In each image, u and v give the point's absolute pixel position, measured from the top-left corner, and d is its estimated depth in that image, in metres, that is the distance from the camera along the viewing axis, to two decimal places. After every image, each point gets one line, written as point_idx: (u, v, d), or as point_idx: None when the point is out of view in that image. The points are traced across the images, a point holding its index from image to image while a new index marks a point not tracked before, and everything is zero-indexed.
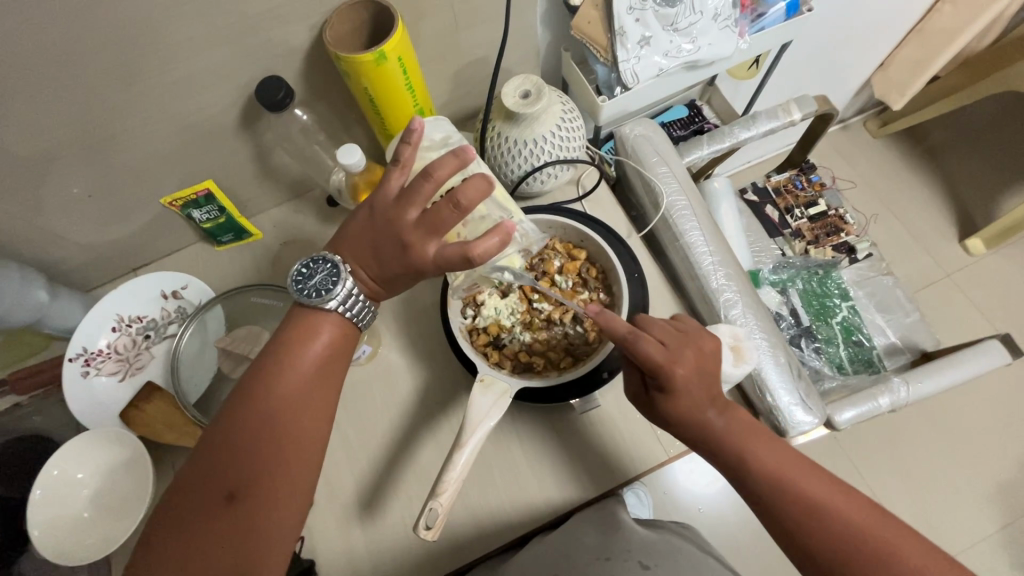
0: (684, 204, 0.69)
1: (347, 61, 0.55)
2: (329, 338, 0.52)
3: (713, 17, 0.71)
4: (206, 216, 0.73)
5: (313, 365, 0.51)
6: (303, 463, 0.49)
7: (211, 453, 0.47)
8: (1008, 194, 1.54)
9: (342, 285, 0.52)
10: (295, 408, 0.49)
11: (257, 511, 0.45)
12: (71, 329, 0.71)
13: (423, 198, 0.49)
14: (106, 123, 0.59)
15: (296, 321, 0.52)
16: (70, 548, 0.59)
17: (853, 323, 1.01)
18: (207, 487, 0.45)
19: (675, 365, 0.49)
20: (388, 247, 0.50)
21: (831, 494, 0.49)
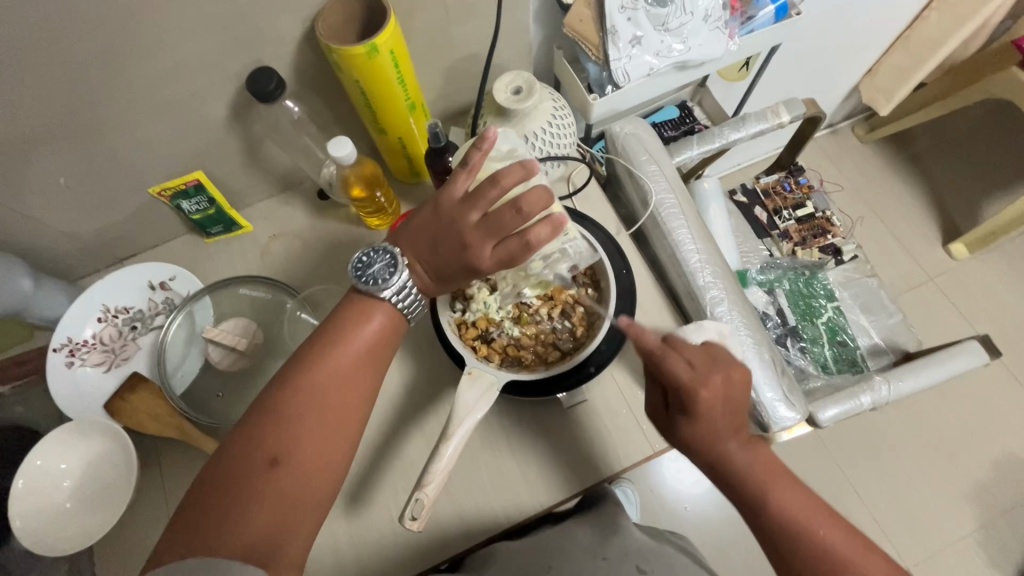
0: (673, 202, 0.69)
1: (339, 54, 0.55)
2: (380, 324, 0.53)
3: (704, 18, 0.72)
4: (195, 207, 0.73)
5: (363, 344, 0.52)
6: (342, 439, 0.49)
7: (256, 418, 0.47)
8: (990, 200, 1.57)
9: (398, 276, 0.52)
10: (344, 385, 0.50)
11: (296, 482, 0.45)
12: (55, 319, 0.70)
13: (489, 200, 0.50)
14: (95, 111, 0.59)
15: (352, 304, 0.54)
16: (53, 539, 0.59)
17: (838, 323, 1.03)
18: (249, 451, 0.45)
19: (702, 389, 0.49)
20: (447, 245, 0.51)
21: (846, 543, 0.49)
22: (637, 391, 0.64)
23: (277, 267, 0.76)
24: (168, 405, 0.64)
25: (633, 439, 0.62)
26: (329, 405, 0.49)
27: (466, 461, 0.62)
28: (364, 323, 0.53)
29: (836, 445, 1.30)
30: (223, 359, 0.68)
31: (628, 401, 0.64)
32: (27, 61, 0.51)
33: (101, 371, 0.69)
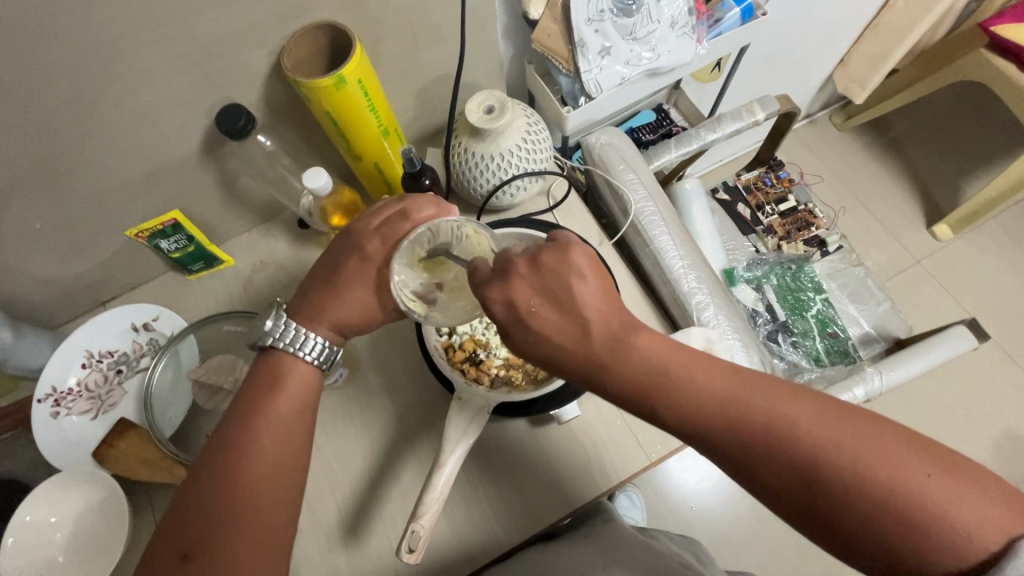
0: (653, 209, 0.70)
1: (307, 86, 0.55)
2: (298, 387, 0.52)
3: (671, 25, 0.72)
4: (175, 245, 0.72)
5: (287, 411, 0.50)
6: (269, 512, 0.45)
7: (174, 517, 0.44)
8: (970, 179, 1.59)
9: (307, 341, 0.53)
10: (262, 452, 0.47)
11: (214, 568, 0.41)
12: (38, 368, 0.69)
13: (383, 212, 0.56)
14: (64, 156, 0.58)
15: (265, 370, 0.52)
16: None
17: (828, 315, 1.03)
18: (165, 550, 0.43)
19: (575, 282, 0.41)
20: (341, 255, 0.55)
21: (890, 467, 0.36)
22: None
23: (261, 299, 0.75)
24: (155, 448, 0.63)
25: (629, 449, 0.62)
26: (254, 478, 0.46)
27: (463, 484, 0.62)
28: (285, 387, 0.51)
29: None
30: (209, 398, 0.67)
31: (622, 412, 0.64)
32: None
33: (88, 419, 0.68)
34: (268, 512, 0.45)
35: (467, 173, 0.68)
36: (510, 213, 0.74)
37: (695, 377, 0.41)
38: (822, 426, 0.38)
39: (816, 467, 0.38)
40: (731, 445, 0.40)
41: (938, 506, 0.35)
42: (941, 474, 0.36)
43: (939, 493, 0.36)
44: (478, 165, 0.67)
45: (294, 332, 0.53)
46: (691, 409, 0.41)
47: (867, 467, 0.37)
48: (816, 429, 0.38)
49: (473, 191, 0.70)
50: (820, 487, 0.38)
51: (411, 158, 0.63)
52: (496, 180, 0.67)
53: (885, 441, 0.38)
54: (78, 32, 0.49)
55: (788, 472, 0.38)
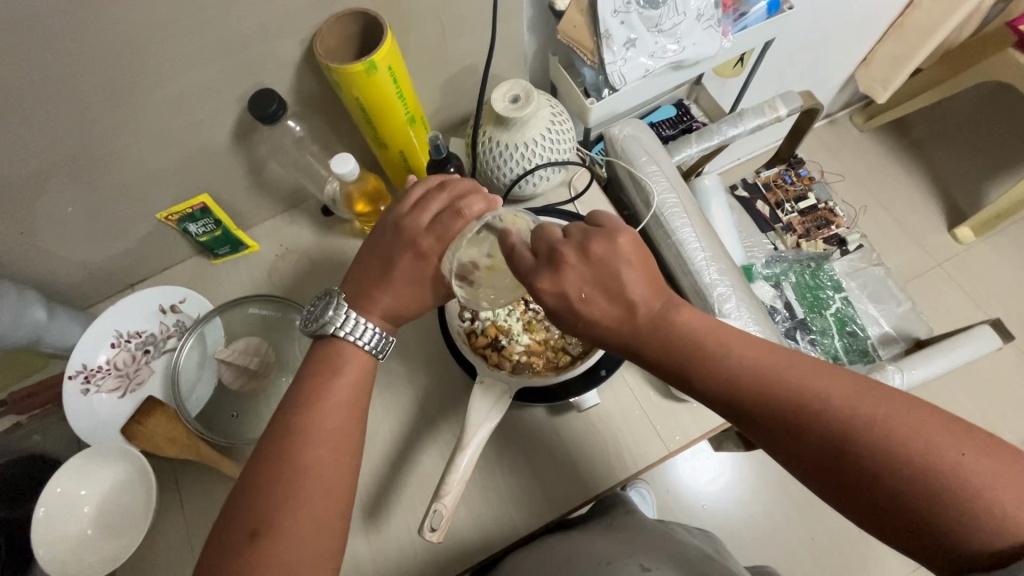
0: (675, 201, 0.70)
1: (338, 73, 0.56)
2: (353, 370, 0.52)
3: (696, 18, 0.72)
4: (202, 230, 0.73)
5: (339, 401, 0.50)
6: (330, 488, 0.46)
7: (240, 493, 0.46)
8: (994, 182, 1.56)
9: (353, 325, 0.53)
10: (320, 431, 0.48)
11: (281, 541, 0.43)
12: (69, 347, 0.71)
13: (415, 196, 0.56)
14: (99, 141, 0.59)
15: (320, 355, 0.53)
16: (76, 565, 0.60)
17: (846, 314, 1.02)
18: (234, 524, 0.44)
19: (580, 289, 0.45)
20: (381, 243, 0.56)
21: (922, 435, 0.37)
22: (650, 393, 0.64)
23: (285, 285, 0.76)
24: (182, 427, 0.64)
25: (647, 440, 0.63)
26: (315, 457, 0.47)
27: (481, 470, 0.62)
28: (340, 370, 0.52)
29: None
30: (233, 379, 0.68)
31: (642, 402, 0.64)
32: (31, 96, 0.52)
33: (117, 397, 0.70)
34: (331, 489, 0.46)
35: (490, 162, 0.68)
36: (531, 203, 0.75)
37: (734, 345, 0.43)
38: (852, 395, 0.39)
39: (843, 432, 0.38)
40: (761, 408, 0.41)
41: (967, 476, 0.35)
42: (976, 451, 0.36)
43: (972, 466, 0.35)
44: (503, 154, 0.67)
45: (348, 317, 0.53)
46: (726, 374, 0.43)
47: (898, 433, 0.37)
48: (845, 400, 0.39)
49: (496, 180, 0.70)
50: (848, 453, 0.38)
51: (438, 146, 0.64)
52: (519, 170, 0.68)
53: (919, 415, 0.38)
54: (118, 17, 0.50)
55: (815, 436, 0.39)
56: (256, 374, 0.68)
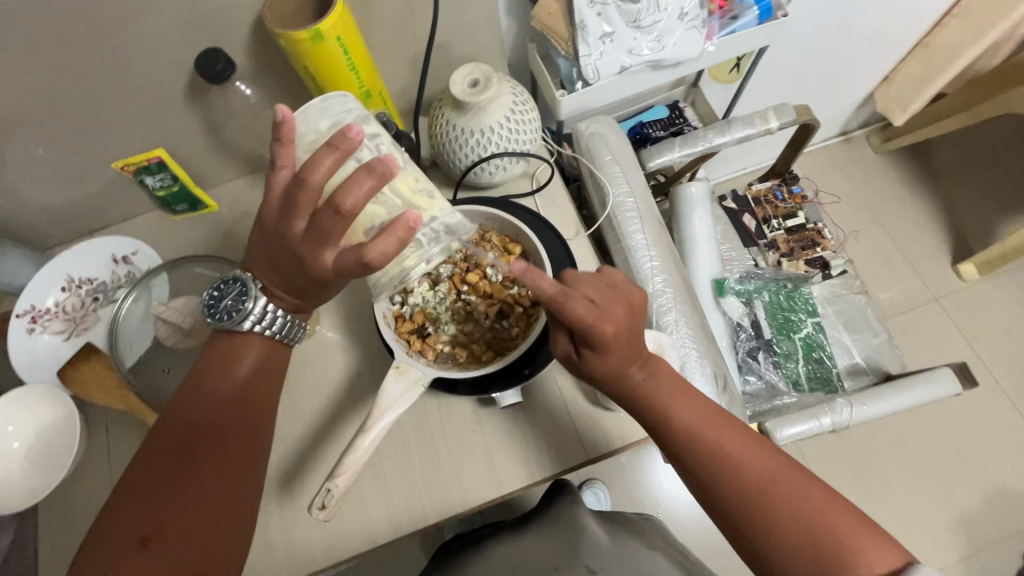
0: (632, 206, 0.68)
1: (285, 38, 0.55)
2: (250, 364, 0.52)
3: (679, 17, 0.69)
4: (159, 184, 0.73)
5: (235, 395, 0.51)
6: (229, 482, 0.48)
7: (128, 499, 0.46)
8: (1008, 219, 1.50)
9: (254, 303, 0.51)
10: (217, 430, 0.49)
11: (179, 540, 0.44)
12: (18, 287, 0.72)
13: (310, 204, 0.46)
14: (48, 82, 0.59)
15: (213, 350, 0.52)
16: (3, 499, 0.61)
17: (816, 340, 0.99)
18: (121, 532, 0.44)
19: (608, 325, 0.45)
20: (281, 252, 0.49)
21: (817, 498, 0.45)
22: (579, 400, 0.62)
23: (237, 248, 0.76)
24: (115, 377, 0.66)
25: (569, 446, 0.61)
26: (211, 457, 0.48)
27: (398, 456, 0.61)
28: (233, 365, 0.52)
29: (817, 462, 1.26)
30: (172, 338, 0.68)
31: (567, 406, 0.62)
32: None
33: (60, 339, 0.71)
34: (230, 483, 0.48)
35: (446, 145, 0.67)
36: (489, 192, 0.73)
37: (686, 405, 0.50)
38: (766, 458, 0.48)
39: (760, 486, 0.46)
40: (701, 458, 0.48)
41: (845, 532, 0.44)
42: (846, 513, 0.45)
43: (845, 525, 0.44)
44: (458, 138, 0.65)
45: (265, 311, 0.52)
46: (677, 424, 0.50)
47: (800, 492, 0.46)
48: (760, 463, 0.47)
49: (451, 165, 0.69)
50: (764, 504, 0.46)
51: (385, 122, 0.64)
52: (474, 157, 0.66)
53: (811, 482, 0.47)
54: None
55: (739, 486, 0.47)
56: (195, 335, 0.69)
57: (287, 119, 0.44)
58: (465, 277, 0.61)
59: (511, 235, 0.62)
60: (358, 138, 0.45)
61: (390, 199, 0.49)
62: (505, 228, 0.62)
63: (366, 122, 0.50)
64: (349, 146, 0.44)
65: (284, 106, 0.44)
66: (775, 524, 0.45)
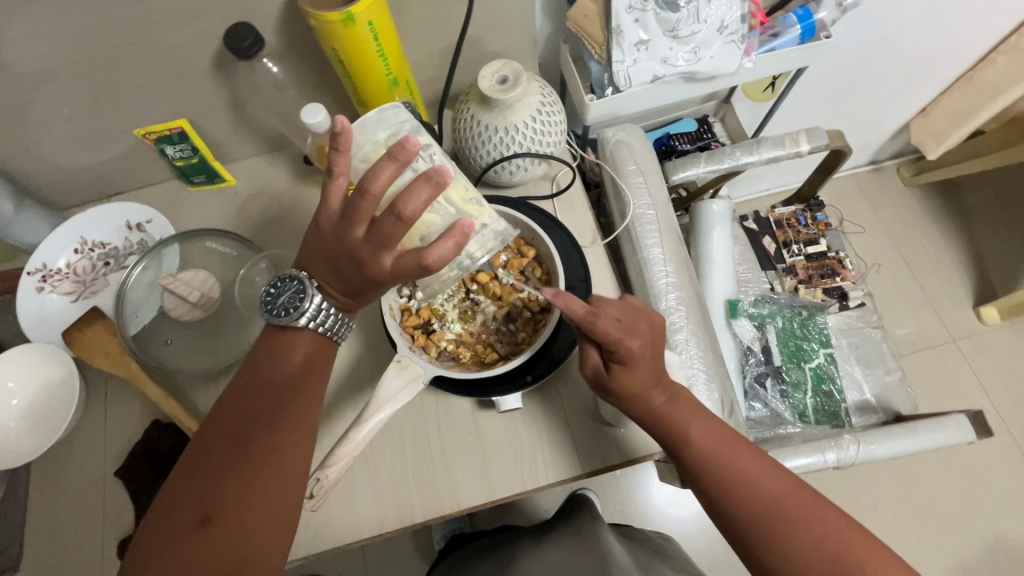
0: (652, 218, 0.66)
1: (316, 19, 0.54)
2: (305, 351, 0.51)
3: (719, 29, 0.67)
4: (179, 154, 0.73)
5: (291, 379, 0.49)
6: (285, 464, 0.46)
7: (189, 478, 0.44)
8: None
9: (311, 302, 0.50)
10: (274, 412, 0.48)
11: (239, 520, 0.43)
12: (31, 244, 0.72)
13: (369, 211, 0.45)
14: (77, 43, 0.59)
15: (271, 337, 0.51)
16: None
17: (827, 372, 0.97)
18: (182, 511, 0.43)
19: (635, 342, 0.47)
20: (338, 255, 0.48)
21: (820, 523, 0.46)
22: (580, 413, 0.61)
23: (251, 225, 0.76)
24: (117, 343, 0.65)
25: (566, 457, 0.59)
26: (268, 437, 0.46)
27: (392, 449, 0.60)
28: (289, 350, 0.50)
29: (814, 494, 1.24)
30: (181, 308, 0.68)
31: (565, 417, 0.61)
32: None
33: (68, 300, 0.72)
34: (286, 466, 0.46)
35: (469, 141, 0.66)
36: (508, 192, 0.72)
37: (697, 426, 0.51)
38: (774, 480, 0.48)
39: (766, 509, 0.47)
40: (711, 478, 0.49)
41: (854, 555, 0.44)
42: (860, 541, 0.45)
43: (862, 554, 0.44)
44: (481, 134, 0.64)
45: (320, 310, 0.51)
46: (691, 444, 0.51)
47: (803, 517, 0.46)
48: (766, 483, 0.48)
49: (473, 162, 0.68)
50: (770, 528, 0.46)
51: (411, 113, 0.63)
52: (496, 155, 0.65)
53: (816, 504, 0.47)
54: None
55: (746, 510, 0.47)
56: (203, 306, 0.69)
57: (348, 128, 0.43)
58: (476, 277, 0.60)
59: (526, 238, 0.61)
60: (415, 148, 0.44)
61: (442, 207, 0.49)
62: (520, 230, 0.60)
63: (419, 134, 0.52)
64: (406, 156, 0.43)
65: (343, 116, 0.43)
66: (773, 547, 0.46)
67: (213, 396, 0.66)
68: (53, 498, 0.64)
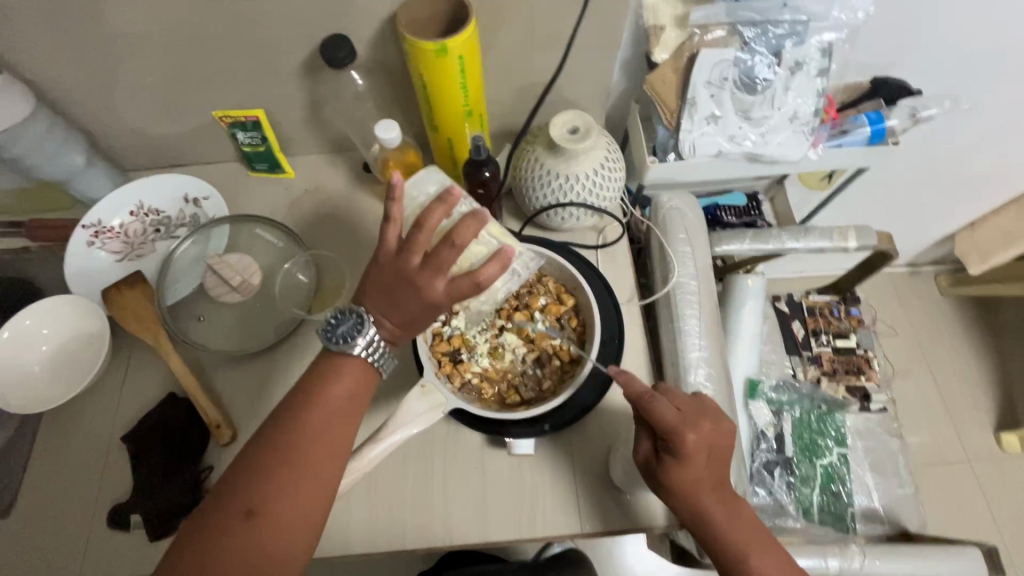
0: (693, 289, 0.66)
1: (411, 45, 0.56)
2: (354, 370, 0.50)
3: (790, 117, 0.68)
4: (248, 140, 0.75)
5: (339, 398, 0.49)
6: (318, 483, 0.46)
7: (231, 480, 0.46)
8: None
9: (366, 335, 0.50)
10: (318, 429, 0.48)
11: (271, 533, 0.43)
12: (91, 199, 0.75)
13: (423, 244, 0.47)
14: (184, 23, 0.62)
15: (326, 355, 0.51)
16: (11, 397, 0.62)
17: (837, 472, 0.94)
18: (219, 512, 0.44)
19: (690, 432, 0.49)
20: (390, 287, 0.49)
21: None
22: (588, 470, 0.60)
23: (301, 221, 0.77)
24: (152, 311, 0.67)
25: (566, 512, 0.58)
26: (307, 456, 0.46)
27: (395, 471, 0.60)
28: (341, 369, 0.50)
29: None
30: (220, 288, 0.70)
31: (573, 471, 0.60)
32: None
33: (114, 259, 0.74)
34: (318, 486, 0.46)
35: (528, 181, 0.67)
36: (555, 235, 0.73)
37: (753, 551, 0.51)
38: None
39: None
40: None
41: None
42: None
43: None
44: (542, 177, 0.65)
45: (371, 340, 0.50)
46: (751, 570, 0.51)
47: None
48: None
49: (527, 201, 0.69)
50: None
51: (479, 146, 0.62)
52: (552, 199, 0.66)
53: None
54: None
55: None
56: (240, 291, 0.70)
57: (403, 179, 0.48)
58: (511, 316, 0.60)
59: (568, 286, 0.61)
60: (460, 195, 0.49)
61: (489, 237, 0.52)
62: (564, 277, 0.61)
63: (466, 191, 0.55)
64: (455, 199, 0.48)
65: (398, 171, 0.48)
66: None
67: (231, 380, 0.67)
68: (58, 449, 0.64)
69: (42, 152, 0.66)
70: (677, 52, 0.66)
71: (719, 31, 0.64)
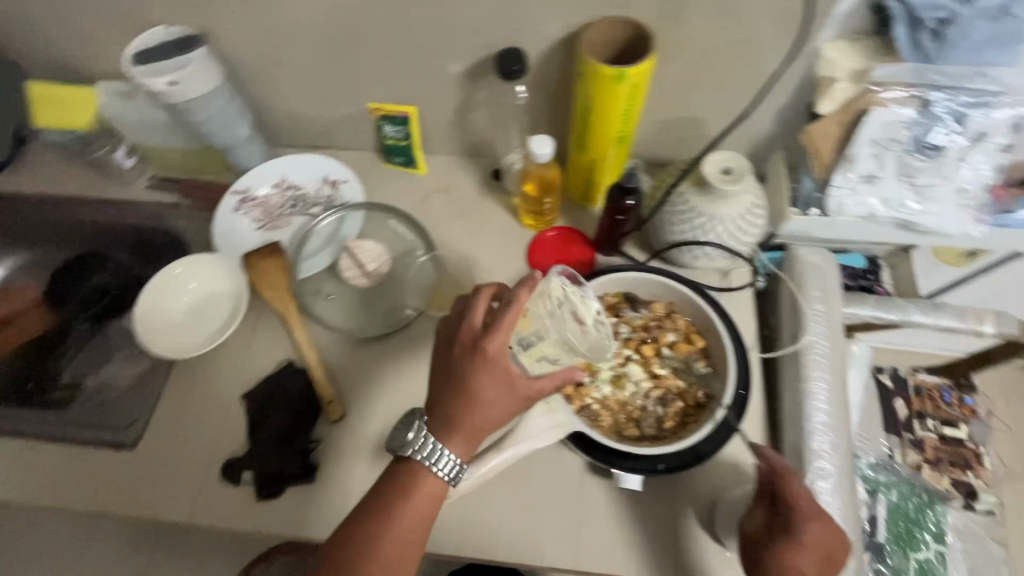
0: (825, 351, 0.63)
1: (587, 67, 0.57)
2: (428, 491, 0.49)
3: (957, 189, 0.65)
4: (393, 134, 0.78)
5: (416, 520, 0.48)
6: None
7: None
8: None
9: (426, 442, 0.49)
10: (393, 553, 0.47)
11: None
12: (244, 168, 0.80)
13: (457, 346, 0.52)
14: (370, 18, 0.65)
15: (402, 469, 0.50)
16: (155, 339, 0.69)
17: (932, 569, 0.86)
18: None
19: (812, 520, 0.48)
20: (448, 404, 0.49)
21: None
22: (691, 519, 0.58)
23: (429, 219, 0.80)
24: (287, 282, 0.71)
25: (664, 558, 0.56)
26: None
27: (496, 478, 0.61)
28: (417, 489, 0.49)
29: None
30: (353, 272, 0.72)
31: (677, 517, 0.58)
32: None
33: (254, 226, 0.78)
34: None
35: (667, 214, 0.66)
36: (679, 271, 0.71)
37: None
38: None
39: None
40: None
41: None
42: None
43: None
44: (683, 213, 0.65)
45: (426, 439, 0.49)
46: None
47: None
48: None
49: (661, 233, 0.69)
50: None
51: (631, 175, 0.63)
52: (689, 236, 0.66)
53: None
54: None
55: None
56: (371, 279, 0.73)
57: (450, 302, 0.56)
58: (640, 347, 0.59)
59: (699, 326, 0.60)
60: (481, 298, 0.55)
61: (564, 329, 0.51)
62: (697, 317, 0.60)
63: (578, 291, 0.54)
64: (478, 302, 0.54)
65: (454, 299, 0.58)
66: None
67: (346, 358, 0.69)
68: (183, 396, 0.69)
69: (217, 120, 0.71)
70: (847, 105, 0.62)
71: (898, 95, 0.60)
